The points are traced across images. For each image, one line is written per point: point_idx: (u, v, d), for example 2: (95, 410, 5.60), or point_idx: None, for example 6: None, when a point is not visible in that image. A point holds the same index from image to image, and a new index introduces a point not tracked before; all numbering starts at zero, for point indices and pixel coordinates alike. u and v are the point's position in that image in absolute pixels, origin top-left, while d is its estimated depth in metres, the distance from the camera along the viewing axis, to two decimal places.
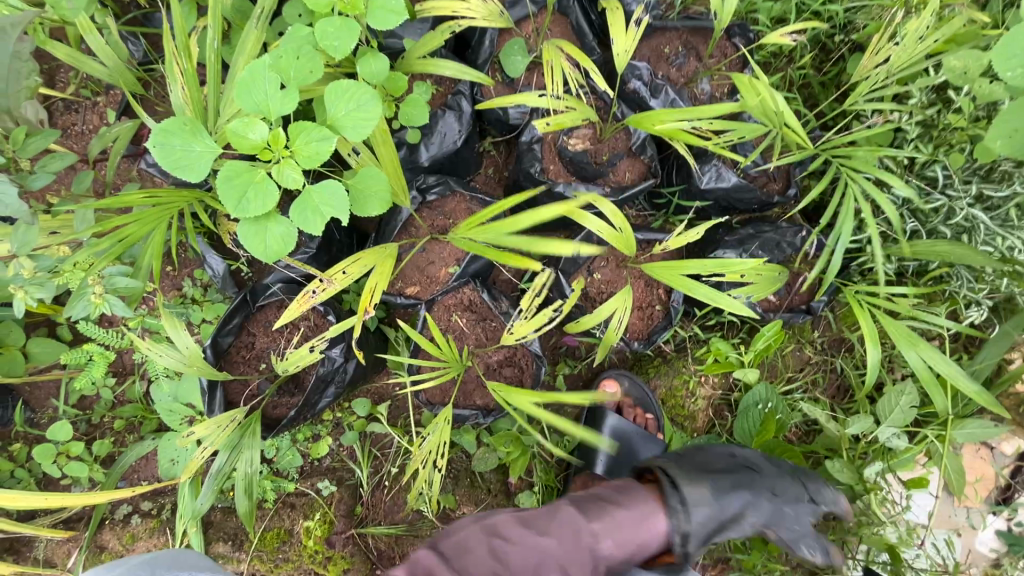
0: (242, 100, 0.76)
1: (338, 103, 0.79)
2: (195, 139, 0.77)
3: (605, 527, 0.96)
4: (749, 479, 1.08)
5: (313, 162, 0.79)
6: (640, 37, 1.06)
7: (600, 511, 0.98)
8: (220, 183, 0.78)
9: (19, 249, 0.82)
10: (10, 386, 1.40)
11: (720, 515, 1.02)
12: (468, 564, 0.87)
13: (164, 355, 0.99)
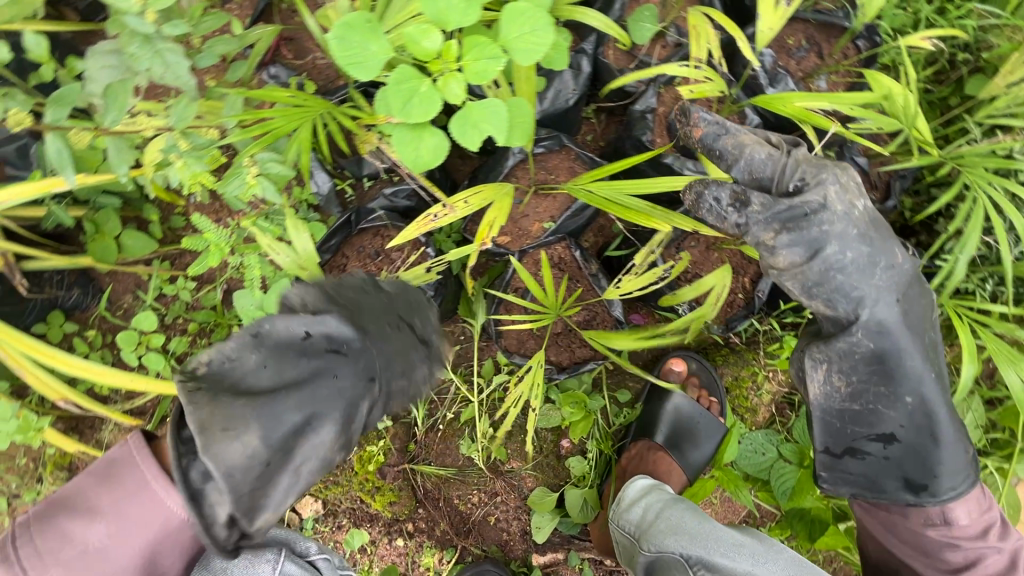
0: (425, 5, 0.77)
1: (513, 25, 0.81)
2: (371, 39, 0.78)
3: (78, 528, 0.77)
4: (312, 388, 0.74)
5: (479, 79, 0.82)
6: (787, 18, 1.07)
7: (59, 541, 0.77)
8: (391, 85, 0.80)
9: (177, 124, 0.83)
10: (94, 274, 1.43)
11: (286, 444, 0.72)
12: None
13: (281, 254, 1.05)
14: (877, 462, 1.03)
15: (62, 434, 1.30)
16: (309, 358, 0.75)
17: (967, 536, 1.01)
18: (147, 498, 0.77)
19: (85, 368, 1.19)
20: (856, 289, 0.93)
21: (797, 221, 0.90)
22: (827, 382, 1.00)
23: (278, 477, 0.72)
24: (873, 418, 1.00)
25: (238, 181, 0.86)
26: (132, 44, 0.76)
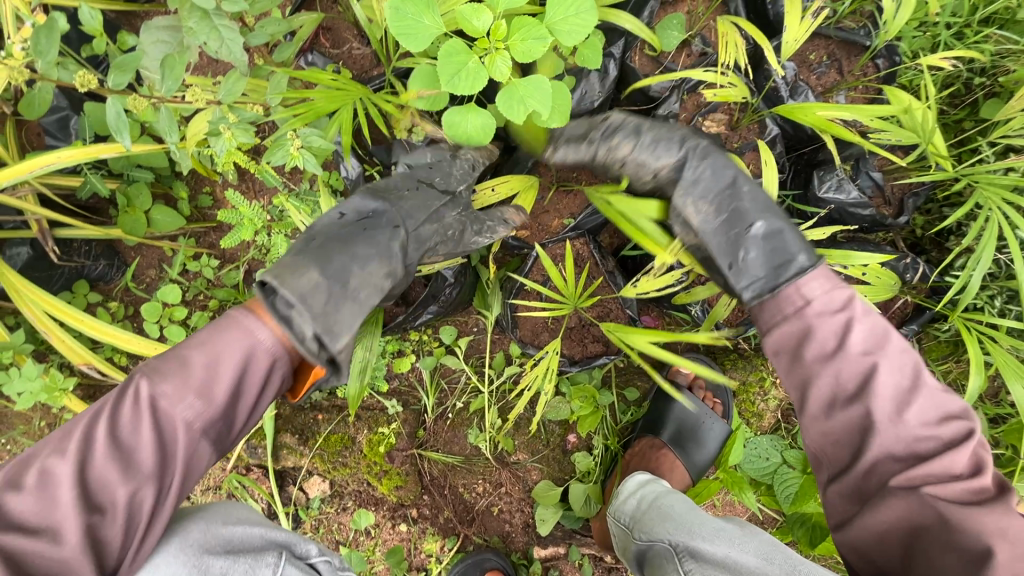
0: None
1: (558, 9, 0.85)
2: (425, 14, 0.81)
3: (161, 376, 0.74)
4: (365, 235, 0.95)
5: (525, 57, 0.86)
6: (813, 28, 1.10)
7: (168, 369, 0.75)
8: (442, 58, 0.83)
9: (224, 98, 0.87)
10: (119, 247, 1.45)
11: (349, 279, 0.89)
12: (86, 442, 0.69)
13: None
14: (751, 261, 0.89)
15: (83, 399, 1.33)
16: (356, 224, 0.96)
17: (829, 311, 0.78)
18: (239, 331, 0.79)
19: (122, 335, 1.24)
20: (755, 193, 0.95)
21: (669, 139, 1.05)
22: (697, 212, 0.97)
23: (342, 303, 0.87)
24: (771, 236, 0.89)
25: (282, 152, 0.91)
26: (192, 19, 0.81)
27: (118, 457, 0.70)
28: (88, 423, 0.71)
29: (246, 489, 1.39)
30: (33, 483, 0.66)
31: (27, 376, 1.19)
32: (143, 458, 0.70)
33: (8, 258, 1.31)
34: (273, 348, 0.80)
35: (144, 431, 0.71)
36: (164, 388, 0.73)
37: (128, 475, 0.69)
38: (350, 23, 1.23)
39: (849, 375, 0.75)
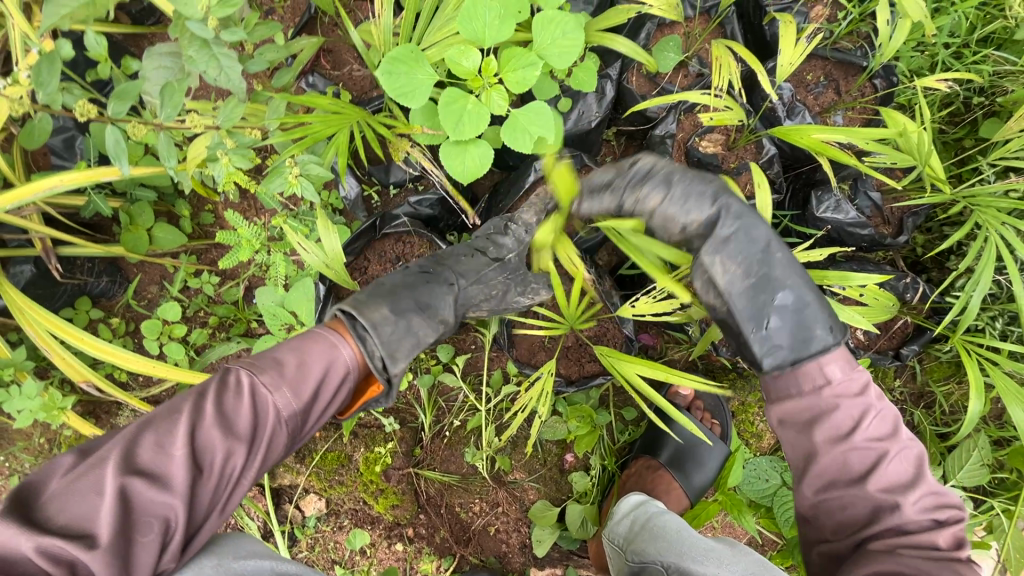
0: (463, 28, 0.86)
1: (545, 31, 0.88)
2: (415, 67, 0.87)
3: (267, 368, 0.83)
4: (424, 279, 1.08)
5: (519, 87, 0.89)
6: (807, 52, 1.11)
7: (269, 363, 0.84)
8: (441, 105, 0.88)
9: (223, 124, 0.88)
10: (121, 264, 1.47)
11: (410, 312, 1.01)
12: (192, 414, 0.76)
13: (309, 251, 1.07)
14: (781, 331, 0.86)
15: (81, 417, 1.34)
16: (417, 273, 1.09)
17: (849, 393, 0.81)
18: (330, 344, 0.90)
19: (119, 354, 1.24)
20: (790, 272, 0.89)
21: (702, 192, 0.93)
22: (724, 272, 0.89)
23: (405, 336, 0.98)
24: (803, 323, 0.86)
25: (281, 179, 0.92)
26: (191, 47, 0.82)
27: (223, 431, 0.76)
28: (198, 397, 0.78)
29: (242, 508, 1.39)
30: (150, 439, 0.73)
31: (27, 394, 1.20)
32: (244, 433, 0.77)
33: (11, 276, 1.33)
34: (352, 363, 0.91)
35: (248, 412, 0.78)
36: (262, 378, 0.82)
37: (229, 445, 0.76)
38: (351, 47, 1.25)
39: (857, 455, 0.79)
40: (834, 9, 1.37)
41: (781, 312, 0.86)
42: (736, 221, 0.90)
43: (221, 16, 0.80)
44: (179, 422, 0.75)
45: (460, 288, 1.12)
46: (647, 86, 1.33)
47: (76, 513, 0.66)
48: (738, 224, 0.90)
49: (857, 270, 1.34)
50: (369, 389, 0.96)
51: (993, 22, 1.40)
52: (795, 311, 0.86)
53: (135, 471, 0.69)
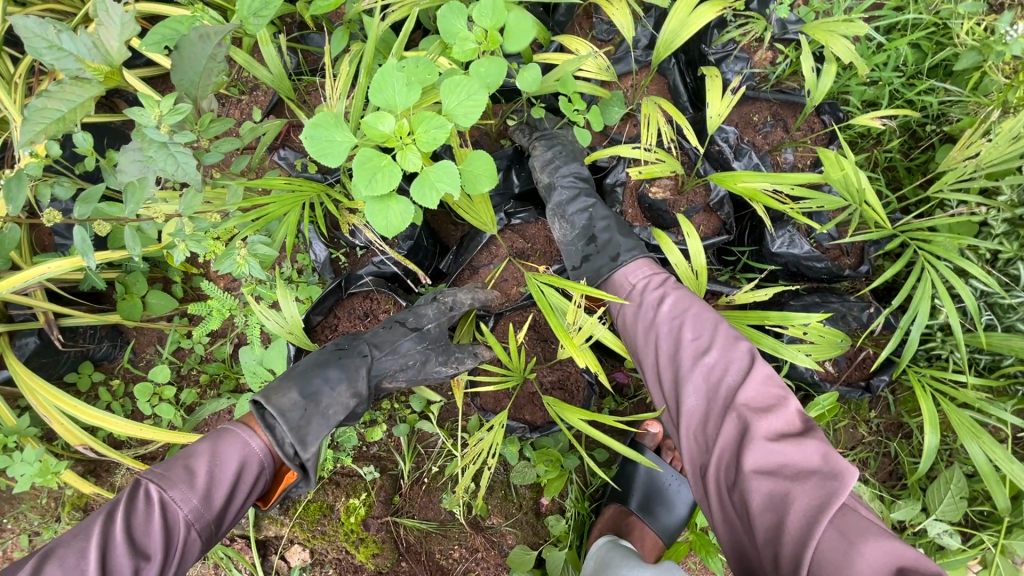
0: (375, 96, 0.91)
1: (453, 96, 0.94)
2: (337, 131, 0.91)
3: (176, 481, 0.93)
4: (338, 357, 1.17)
5: (431, 146, 0.94)
6: (733, 103, 1.19)
7: (179, 473, 0.94)
8: (356, 166, 0.90)
9: (184, 211, 0.98)
10: (121, 329, 1.57)
11: (316, 394, 1.10)
12: (99, 537, 0.84)
13: (270, 320, 1.19)
14: (593, 261, 1.20)
15: (80, 476, 1.43)
16: (332, 351, 1.20)
17: (650, 288, 1.08)
18: (238, 444, 1.01)
19: (108, 418, 1.32)
20: (605, 216, 1.24)
21: (558, 162, 1.29)
22: (561, 229, 1.25)
23: (313, 418, 1.08)
24: (608, 246, 1.20)
25: (229, 261, 1.02)
26: (151, 148, 0.92)
27: (130, 552, 0.85)
28: (105, 521, 0.86)
29: (230, 560, 1.44)
30: (55, 571, 0.80)
31: (26, 460, 1.29)
32: (151, 551, 0.87)
33: (18, 347, 1.44)
34: (264, 454, 1.03)
35: (157, 529, 0.88)
36: (173, 491, 0.92)
37: (139, 562, 0.85)
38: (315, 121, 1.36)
39: (670, 342, 0.99)
40: (775, 51, 1.41)
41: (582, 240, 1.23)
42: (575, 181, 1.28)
43: (171, 122, 0.92)
44: (85, 549, 0.83)
45: (374, 359, 1.21)
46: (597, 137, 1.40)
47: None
48: (571, 183, 1.27)
49: (817, 305, 1.33)
50: (286, 475, 1.07)
51: (942, 52, 1.42)
52: (595, 239, 1.22)
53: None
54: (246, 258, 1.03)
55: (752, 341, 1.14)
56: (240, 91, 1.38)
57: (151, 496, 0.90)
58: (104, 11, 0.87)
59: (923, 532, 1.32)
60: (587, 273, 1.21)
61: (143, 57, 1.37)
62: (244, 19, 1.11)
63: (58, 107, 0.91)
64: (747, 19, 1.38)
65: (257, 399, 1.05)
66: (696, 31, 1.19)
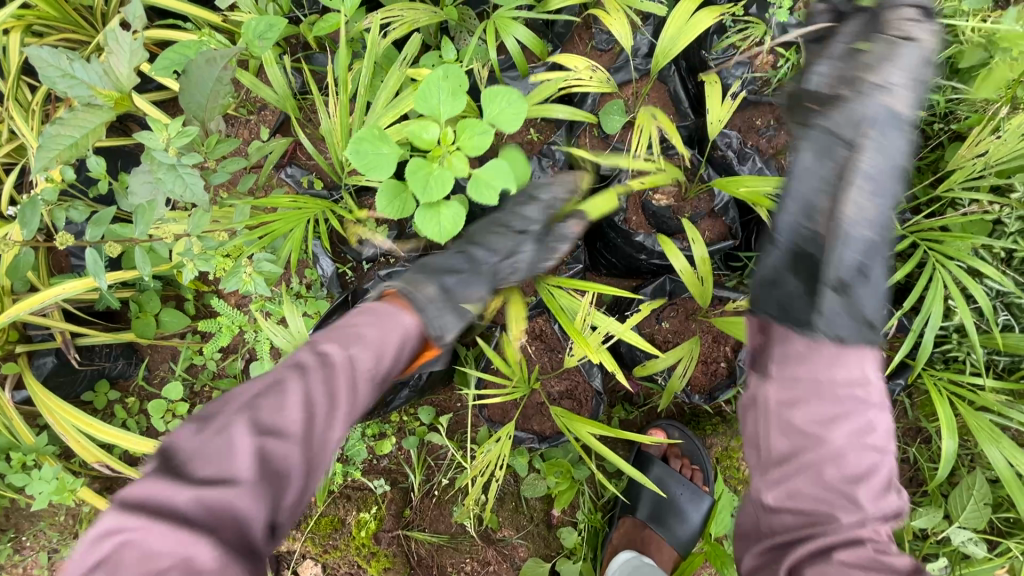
0: (421, 106, 0.98)
1: (494, 105, 1.01)
2: (383, 145, 0.98)
3: (340, 341, 0.90)
4: (459, 267, 1.11)
5: (476, 150, 1.00)
6: (733, 109, 1.19)
7: (348, 335, 0.92)
8: (409, 173, 0.98)
9: (193, 231, 1.01)
10: (137, 346, 1.60)
11: (451, 291, 1.06)
12: (293, 388, 0.82)
13: (278, 334, 1.17)
14: (874, 284, 0.95)
15: (97, 493, 1.46)
16: (455, 257, 1.13)
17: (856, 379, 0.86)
18: (393, 319, 0.97)
19: (122, 435, 1.34)
20: (867, 239, 0.97)
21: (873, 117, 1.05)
22: (862, 214, 0.97)
23: (445, 312, 1.03)
24: (852, 265, 0.96)
25: (237, 278, 1.03)
26: (161, 170, 0.95)
27: (328, 403, 0.83)
28: (299, 374, 0.84)
29: None
30: (268, 406, 0.79)
31: (44, 477, 1.32)
32: (336, 400, 0.84)
33: (36, 367, 1.47)
34: (415, 333, 0.99)
35: (346, 383, 0.86)
36: (357, 349, 0.89)
37: (331, 417, 0.83)
38: (320, 139, 1.38)
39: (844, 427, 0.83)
40: (776, 55, 1.42)
41: (820, 242, 0.98)
42: (885, 131, 1.04)
43: (179, 144, 0.95)
44: (288, 394, 0.81)
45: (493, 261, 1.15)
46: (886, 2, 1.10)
47: (207, 501, 0.70)
48: (878, 172, 1.02)
49: None
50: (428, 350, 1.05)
51: (947, 49, 1.41)
52: (862, 270, 0.95)
53: (250, 452, 0.75)
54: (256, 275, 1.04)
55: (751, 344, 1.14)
56: (244, 109, 1.41)
57: (339, 349, 0.89)
58: (114, 40, 0.91)
59: (947, 540, 1.28)
60: (838, 305, 0.92)
61: (155, 84, 1.41)
62: (251, 42, 1.15)
63: (71, 134, 0.93)
64: (747, 24, 1.38)
65: (404, 286, 1.03)
66: (694, 38, 1.18)
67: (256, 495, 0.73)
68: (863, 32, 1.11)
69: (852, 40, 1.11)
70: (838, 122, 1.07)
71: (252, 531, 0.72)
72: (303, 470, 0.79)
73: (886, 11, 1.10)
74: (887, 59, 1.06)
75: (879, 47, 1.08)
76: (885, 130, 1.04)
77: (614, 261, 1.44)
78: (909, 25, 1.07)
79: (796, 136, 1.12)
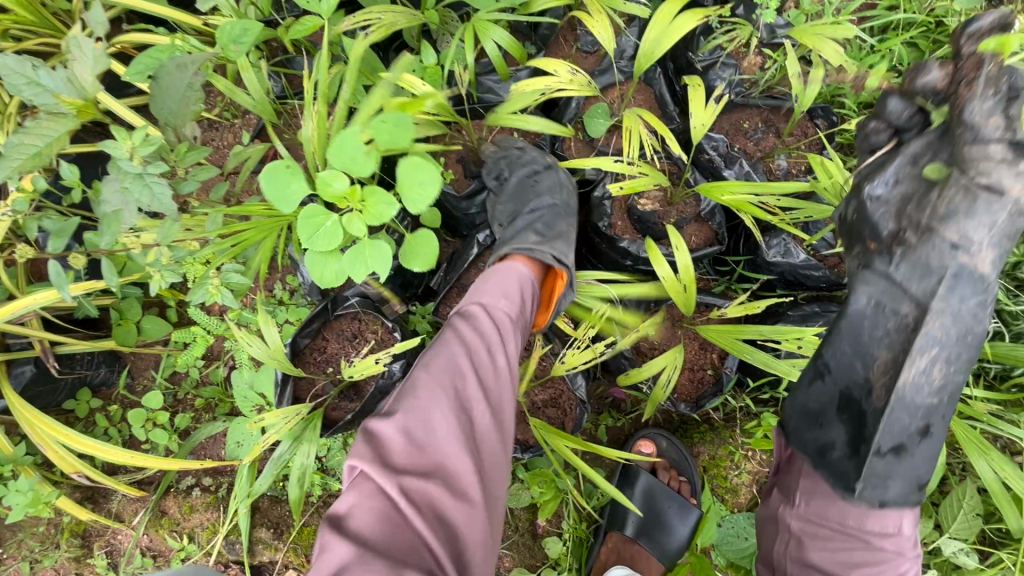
0: (333, 156, 0.90)
1: (408, 178, 0.93)
2: (292, 179, 0.91)
3: (494, 294, 1.01)
4: (541, 216, 1.22)
5: (377, 219, 0.95)
6: (718, 113, 1.16)
7: (485, 289, 1.03)
8: (301, 220, 0.93)
9: (162, 241, 0.99)
10: (119, 353, 1.59)
11: (552, 227, 1.19)
12: (445, 338, 0.93)
13: (254, 345, 1.15)
14: (922, 458, 0.92)
15: (77, 503, 1.45)
16: (532, 210, 1.24)
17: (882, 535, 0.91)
18: (512, 271, 1.08)
19: (98, 446, 1.31)
20: (931, 397, 0.89)
21: (968, 230, 0.84)
22: (932, 377, 0.88)
23: (555, 240, 1.17)
24: (909, 441, 0.91)
25: (203, 290, 1.07)
26: (127, 179, 0.93)
27: (481, 339, 0.94)
28: (451, 328, 0.95)
29: None
30: (435, 357, 0.91)
31: (20, 489, 1.31)
32: (489, 336, 0.95)
33: (14, 376, 1.44)
34: (528, 277, 1.10)
35: (488, 324, 0.96)
36: (491, 299, 1.00)
37: (487, 349, 0.93)
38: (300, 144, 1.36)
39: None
40: (764, 56, 1.39)
41: (875, 403, 0.92)
42: (962, 282, 0.86)
43: (144, 153, 0.93)
44: (447, 341, 0.93)
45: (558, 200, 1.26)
46: (971, 67, 0.79)
47: (409, 426, 0.81)
48: (957, 324, 0.87)
49: (815, 315, 1.30)
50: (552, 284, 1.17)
51: (939, 49, 1.37)
52: (929, 431, 0.90)
53: (430, 386, 0.85)
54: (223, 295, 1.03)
55: (734, 353, 1.11)
56: (224, 114, 1.39)
57: (470, 306, 1.00)
58: (77, 46, 0.88)
59: (939, 550, 1.25)
60: (885, 484, 0.91)
61: (135, 90, 1.40)
62: (224, 46, 1.12)
63: (34, 143, 0.91)
64: (733, 25, 1.35)
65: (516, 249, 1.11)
66: (676, 40, 1.16)
67: (440, 418, 0.83)
68: (923, 153, 0.87)
69: (913, 159, 0.89)
70: (897, 263, 0.91)
71: (452, 443, 0.82)
72: (479, 396, 0.88)
73: (955, 124, 0.81)
74: (966, 211, 0.83)
75: (953, 191, 0.83)
76: (960, 284, 0.86)
77: (601, 266, 1.42)
78: (997, 166, 0.80)
79: (857, 261, 0.97)
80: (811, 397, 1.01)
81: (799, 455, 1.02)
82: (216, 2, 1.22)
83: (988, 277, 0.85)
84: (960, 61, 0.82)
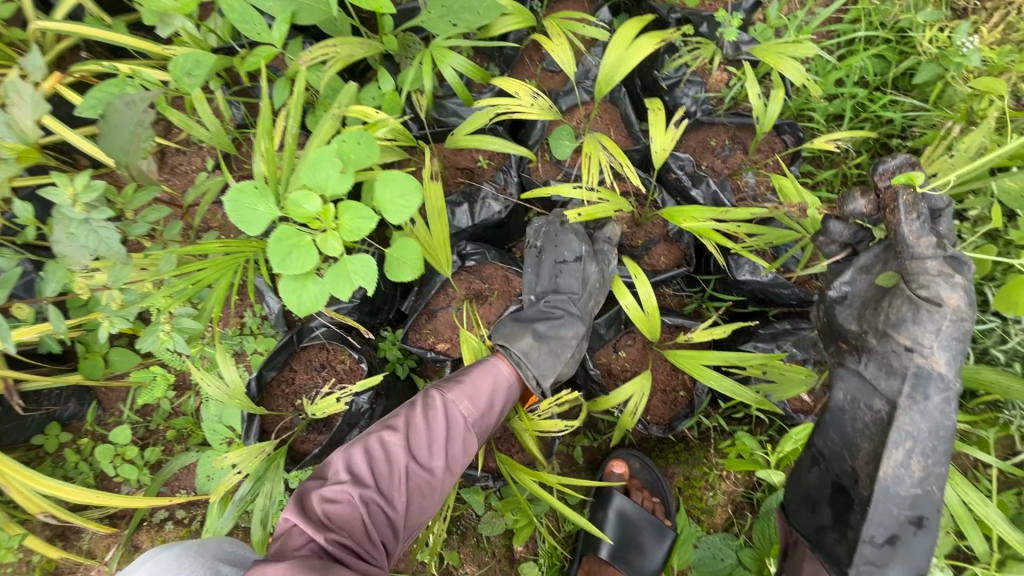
0: (306, 175, 0.92)
1: (384, 186, 0.95)
2: (261, 203, 0.92)
3: (459, 394, 1.05)
4: (557, 315, 1.26)
5: (354, 235, 0.94)
6: (678, 136, 1.15)
7: (455, 383, 1.07)
8: (273, 242, 0.90)
9: (113, 284, 0.98)
10: (89, 386, 1.56)
11: (546, 336, 1.23)
12: (400, 422, 0.99)
13: (213, 384, 1.13)
14: (915, 541, 0.95)
15: (46, 542, 1.43)
16: (541, 308, 1.29)
17: None
18: (487, 374, 1.11)
19: (59, 486, 1.28)
20: (916, 490, 0.93)
21: (921, 333, 0.89)
22: (913, 472, 0.92)
23: (545, 353, 1.21)
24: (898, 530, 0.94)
25: (155, 337, 1.09)
26: (72, 224, 0.92)
27: (425, 438, 0.99)
28: (409, 413, 1.01)
29: None
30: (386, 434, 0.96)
31: None
32: (435, 436, 1.00)
33: None
34: (498, 389, 1.12)
35: (442, 424, 1.01)
36: (453, 398, 1.04)
37: (429, 453, 0.98)
38: None
39: None
40: (729, 73, 1.38)
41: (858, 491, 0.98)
42: (925, 382, 0.90)
43: (87, 199, 0.91)
44: (402, 427, 0.98)
45: (571, 305, 1.29)
46: (890, 198, 0.88)
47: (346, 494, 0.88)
48: (932, 424, 0.91)
49: (787, 333, 1.29)
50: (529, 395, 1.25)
51: (905, 61, 1.36)
52: (919, 521, 0.93)
53: (367, 451, 0.93)
54: (169, 333, 1.08)
55: (695, 377, 1.12)
56: (186, 142, 1.37)
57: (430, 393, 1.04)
58: (15, 92, 0.96)
59: None
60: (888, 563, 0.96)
61: (94, 120, 1.37)
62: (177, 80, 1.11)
63: None
64: (697, 44, 1.34)
65: (501, 344, 1.18)
66: (635, 63, 1.15)
67: (376, 495, 0.90)
68: (873, 264, 0.98)
69: (865, 269, 1.00)
70: (865, 361, 0.98)
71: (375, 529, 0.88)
72: (405, 492, 0.94)
73: (894, 243, 0.89)
74: (912, 318, 0.89)
75: (901, 301, 0.91)
76: (923, 386, 0.90)
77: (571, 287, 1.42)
78: (935, 279, 0.86)
79: (834, 359, 1.06)
80: (811, 482, 1.10)
81: (803, 539, 1.10)
82: (173, 29, 1.20)
83: (952, 376, 0.89)
84: (880, 192, 0.90)
